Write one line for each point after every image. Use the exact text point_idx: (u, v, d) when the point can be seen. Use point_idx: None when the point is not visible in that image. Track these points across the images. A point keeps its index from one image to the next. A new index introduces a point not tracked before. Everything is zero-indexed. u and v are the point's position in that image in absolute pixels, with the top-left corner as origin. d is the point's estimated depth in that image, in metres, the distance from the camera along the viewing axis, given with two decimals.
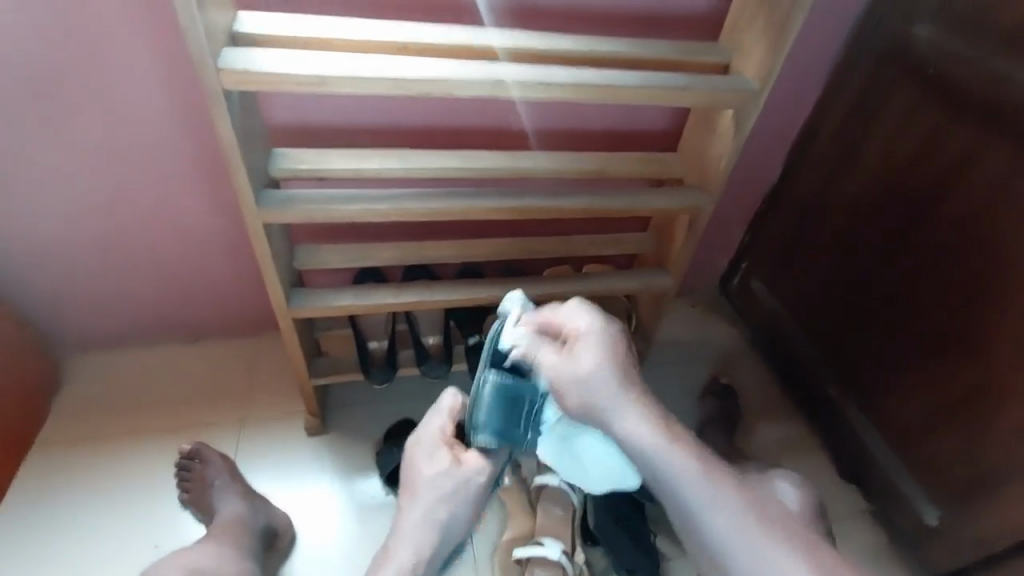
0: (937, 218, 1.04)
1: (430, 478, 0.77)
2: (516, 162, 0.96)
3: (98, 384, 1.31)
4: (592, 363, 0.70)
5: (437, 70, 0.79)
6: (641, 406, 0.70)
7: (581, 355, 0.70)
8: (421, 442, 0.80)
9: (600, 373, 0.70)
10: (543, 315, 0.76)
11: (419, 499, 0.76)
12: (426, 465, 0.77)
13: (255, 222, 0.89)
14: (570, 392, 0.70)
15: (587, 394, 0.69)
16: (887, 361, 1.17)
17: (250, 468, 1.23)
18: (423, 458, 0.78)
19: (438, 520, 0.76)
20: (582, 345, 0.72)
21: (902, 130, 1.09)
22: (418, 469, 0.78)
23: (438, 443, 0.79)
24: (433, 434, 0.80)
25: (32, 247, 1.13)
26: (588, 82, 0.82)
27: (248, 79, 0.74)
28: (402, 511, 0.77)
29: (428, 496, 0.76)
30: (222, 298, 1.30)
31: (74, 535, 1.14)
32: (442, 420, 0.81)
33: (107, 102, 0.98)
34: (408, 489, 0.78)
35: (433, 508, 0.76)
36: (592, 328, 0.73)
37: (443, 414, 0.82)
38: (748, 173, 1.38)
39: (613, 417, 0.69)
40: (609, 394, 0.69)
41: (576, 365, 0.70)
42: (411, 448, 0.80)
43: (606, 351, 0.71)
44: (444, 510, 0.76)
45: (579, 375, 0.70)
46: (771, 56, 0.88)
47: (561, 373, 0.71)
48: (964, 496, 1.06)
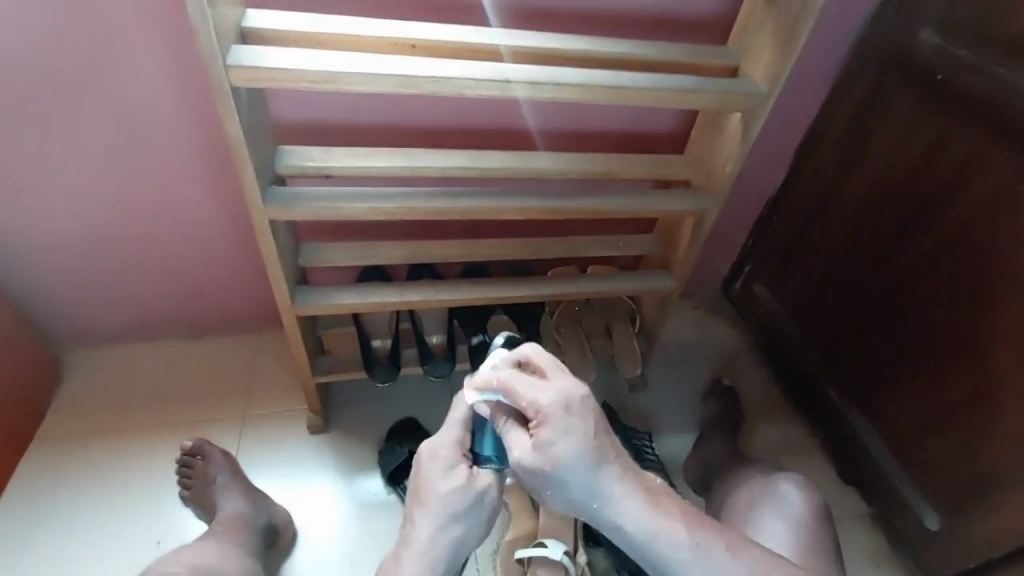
0: (939, 224, 1.04)
1: (444, 492, 0.67)
2: (524, 162, 0.96)
3: (99, 379, 1.31)
4: (560, 450, 0.62)
5: (446, 69, 0.79)
6: (625, 483, 0.67)
7: (551, 444, 0.63)
8: (437, 456, 0.69)
9: (570, 470, 0.63)
10: (500, 379, 0.66)
11: (432, 514, 0.67)
12: (441, 480, 0.68)
13: (261, 218, 0.89)
14: (546, 489, 0.65)
15: (563, 490, 0.64)
16: (888, 366, 1.17)
17: (252, 466, 1.22)
18: (437, 470, 0.68)
19: (450, 537, 0.68)
20: (547, 433, 0.63)
21: (905, 135, 1.09)
22: (430, 482, 0.68)
23: (455, 458, 0.69)
24: (447, 447, 0.69)
25: (35, 242, 1.13)
26: (597, 83, 0.82)
27: (257, 76, 0.74)
28: (412, 524, 0.69)
29: (441, 511, 0.67)
30: (225, 295, 1.30)
31: (75, 531, 1.13)
32: (457, 433, 0.71)
33: (113, 97, 0.98)
34: (417, 501, 0.69)
35: (445, 525, 0.68)
36: (555, 407, 0.63)
37: (457, 426, 0.71)
38: (752, 176, 1.38)
39: (599, 507, 0.66)
40: (583, 484, 0.64)
41: (542, 458, 0.63)
42: (421, 459, 0.70)
43: (573, 436, 0.63)
44: (456, 526, 0.68)
45: (549, 470, 0.63)
46: (780, 59, 0.88)
47: (529, 468, 0.64)
48: (964, 501, 1.06)
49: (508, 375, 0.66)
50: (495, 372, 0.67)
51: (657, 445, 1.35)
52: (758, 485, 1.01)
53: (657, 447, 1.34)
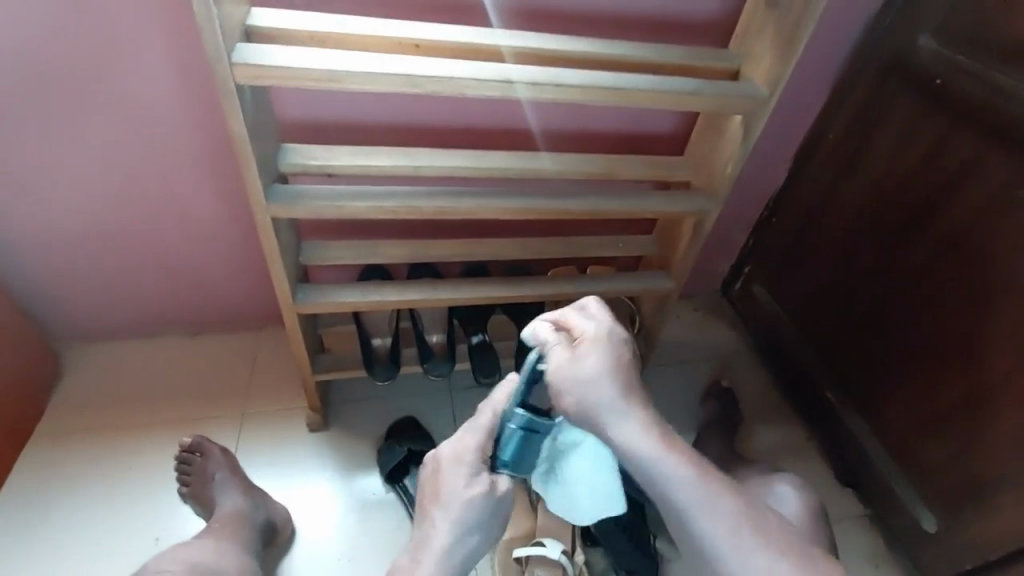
0: (937, 227, 1.05)
1: (465, 500, 0.65)
2: (525, 162, 0.96)
3: (99, 376, 1.31)
4: (593, 365, 0.69)
5: (448, 69, 0.79)
6: (640, 417, 0.69)
7: (588, 358, 0.69)
8: (458, 459, 0.67)
9: (602, 378, 0.69)
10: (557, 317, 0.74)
11: (450, 520, 0.66)
12: (463, 486, 0.66)
13: (263, 216, 0.89)
14: (569, 391, 0.68)
15: (586, 395, 0.68)
16: (886, 368, 1.18)
17: (250, 463, 1.23)
18: (459, 476, 0.66)
19: (468, 543, 0.67)
20: (588, 346, 0.70)
21: (904, 139, 1.09)
22: (450, 487, 0.66)
23: (476, 464, 0.66)
24: (468, 454, 0.67)
25: (37, 238, 1.13)
26: (598, 85, 0.83)
27: (261, 74, 0.74)
28: (428, 527, 0.67)
29: (461, 518, 0.66)
30: (225, 292, 1.30)
31: (74, 527, 1.14)
32: (479, 437, 0.67)
33: (116, 94, 0.98)
34: (435, 503, 0.67)
35: (462, 533, 0.66)
36: (599, 332, 0.71)
37: (480, 431, 0.67)
38: (752, 179, 1.39)
39: (611, 427, 0.68)
40: (608, 398, 0.68)
41: (581, 362, 0.69)
42: (441, 462, 0.67)
43: (608, 357, 0.70)
44: (474, 533, 0.67)
45: (583, 372, 0.68)
46: (781, 62, 0.89)
47: (566, 370, 0.68)
48: (961, 503, 1.07)
49: (561, 313, 0.74)
50: (553, 310, 0.75)
51: None
52: (755, 486, 1.02)
53: None
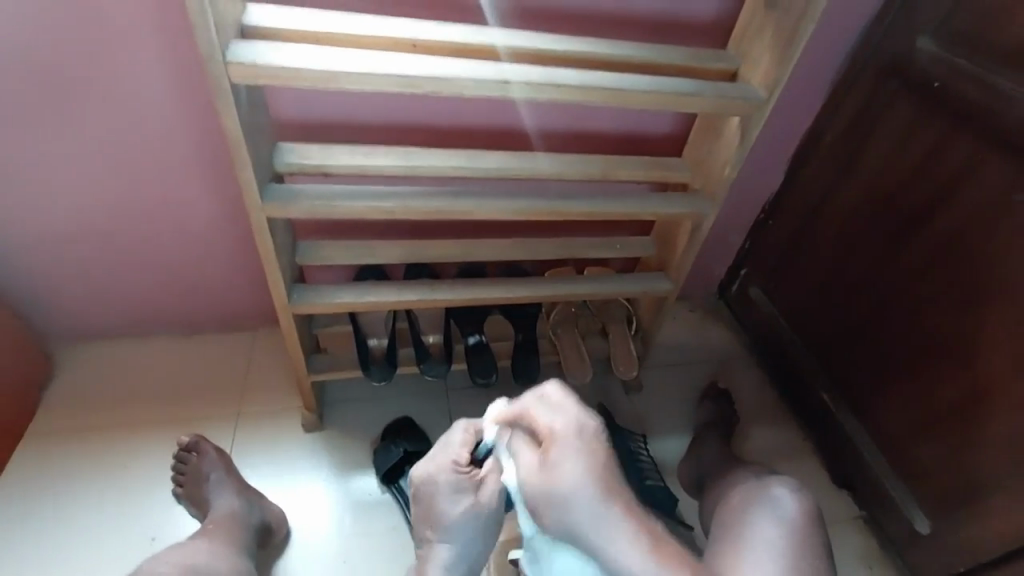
0: (933, 231, 1.05)
1: (455, 515, 0.75)
2: (521, 162, 0.95)
3: (91, 376, 1.30)
4: (568, 475, 0.61)
5: (445, 68, 0.79)
6: (630, 528, 0.62)
7: (559, 468, 0.61)
8: (435, 483, 0.75)
9: (581, 492, 0.61)
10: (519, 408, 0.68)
11: (449, 530, 0.76)
12: (447, 499, 0.75)
13: (258, 216, 0.89)
14: (546, 508, 0.62)
15: (567, 512, 0.61)
16: (879, 371, 1.18)
17: (247, 463, 1.22)
18: (443, 492, 0.74)
19: (471, 542, 0.77)
20: (556, 452, 0.62)
21: (902, 141, 1.09)
22: (441, 504, 0.75)
23: (455, 481, 0.74)
24: (446, 469, 0.74)
25: (29, 236, 1.12)
26: (597, 86, 0.82)
27: (256, 73, 0.74)
28: (432, 538, 0.78)
29: (451, 523, 0.76)
30: (221, 292, 1.29)
31: (66, 527, 1.13)
32: (453, 456, 0.75)
33: (109, 91, 0.97)
34: (432, 522, 0.77)
35: (461, 541, 0.77)
36: (567, 433, 0.63)
37: (454, 448, 0.75)
38: (750, 180, 1.39)
39: (599, 543, 0.61)
40: (592, 513, 0.61)
41: (551, 477, 0.61)
42: (425, 487, 0.75)
43: (585, 460, 0.62)
44: (465, 535, 0.76)
45: (552, 491, 0.61)
46: (779, 65, 0.88)
47: (537, 489, 0.62)
48: (955, 506, 1.07)
49: (528, 404, 0.68)
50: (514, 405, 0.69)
51: (652, 446, 1.35)
52: (752, 490, 1.01)
53: (652, 448, 1.35)
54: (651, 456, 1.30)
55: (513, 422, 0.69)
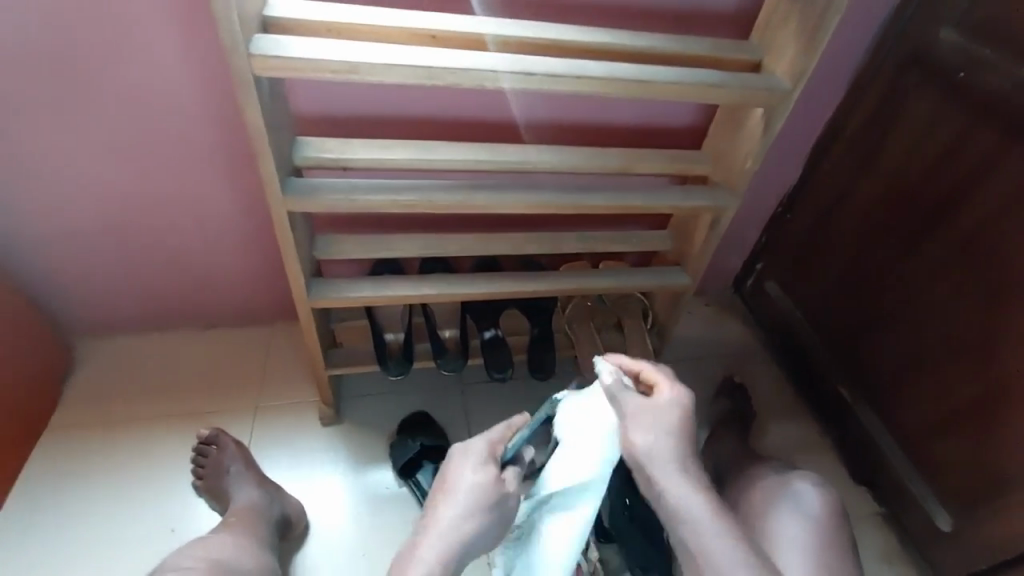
0: (953, 225, 1.04)
1: (470, 486, 0.69)
2: (541, 155, 0.95)
3: (110, 370, 1.31)
4: (671, 419, 0.71)
5: (467, 60, 0.78)
6: (696, 481, 0.71)
7: (666, 410, 0.71)
8: (468, 451, 0.73)
9: (669, 437, 0.71)
10: (625, 355, 0.77)
11: (454, 505, 0.69)
12: (469, 470, 0.71)
13: (278, 209, 0.89)
14: (641, 436, 0.70)
15: (655, 446, 0.70)
16: (899, 366, 1.17)
17: (265, 457, 1.23)
18: (469, 463, 0.71)
19: (468, 534, 0.68)
20: (665, 399, 0.72)
21: (921, 134, 1.08)
22: (460, 476, 0.71)
23: (485, 458, 0.72)
24: (480, 446, 0.73)
25: (50, 230, 1.13)
26: (620, 77, 0.81)
27: (279, 65, 0.73)
28: (434, 513, 0.70)
29: (463, 502, 0.69)
30: (238, 286, 1.30)
31: (87, 519, 1.14)
32: (492, 438, 0.74)
33: (129, 86, 0.97)
34: (443, 491, 0.71)
35: (461, 522, 0.68)
36: (676, 392, 0.73)
37: (492, 435, 0.75)
38: (769, 172, 1.37)
39: (667, 478, 0.70)
40: (669, 450, 0.70)
41: (659, 412, 0.71)
42: (453, 454, 0.73)
43: (684, 416, 0.72)
44: (470, 522, 0.68)
45: (652, 427, 0.70)
46: (805, 55, 0.87)
47: (642, 416, 0.71)
48: (977, 503, 1.05)
49: (641, 361, 0.76)
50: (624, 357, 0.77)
51: None
52: (771, 486, 1.00)
53: None
54: None
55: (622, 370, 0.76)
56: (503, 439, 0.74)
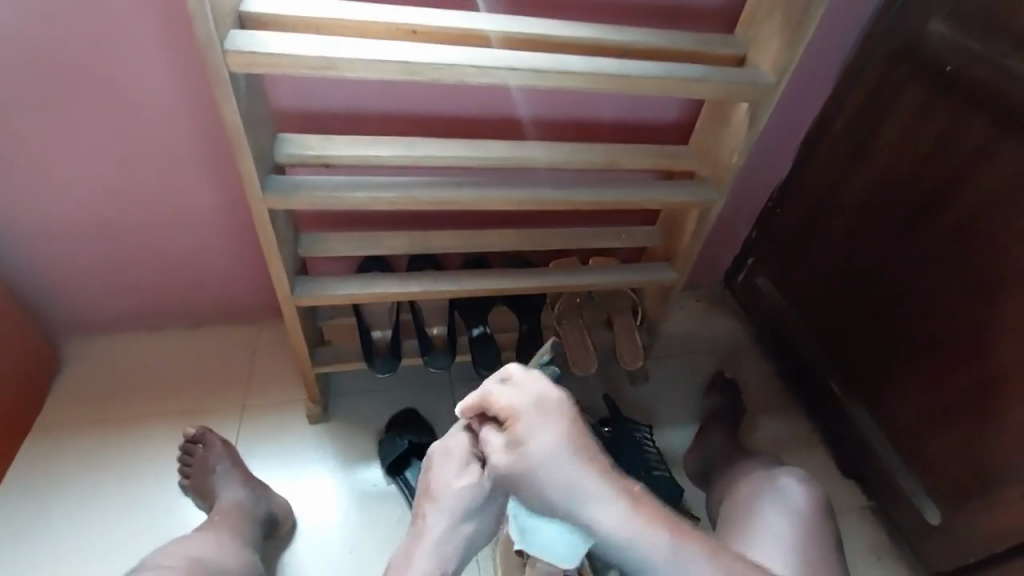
0: (945, 219, 1.03)
1: (456, 490, 0.68)
2: (525, 152, 0.94)
3: (96, 369, 1.30)
4: (541, 446, 0.57)
5: (445, 55, 0.77)
6: (619, 499, 0.58)
7: (530, 439, 0.58)
8: (449, 452, 0.69)
9: (556, 461, 0.57)
10: (478, 395, 0.64)
11: (442, 510, 0.68)
12: (456, 474, 0.68)
13: (259, 207, 0.88)
14: (521, 483, 0.58)
15: (544, 487, 0.57)
16: (891, 361, 1.17)
17: (253, 455, 1.22)
18: (452, 465, 0.69)
19: (464, 535, 0.68)
20: (524, 425, 0.58)
21: (913, 128, 1.07)
22: (445, 479, 0.68)
23: (469, 458, 0.68)
24: (461, 446, 0.69)
25: (31, 229, 1.12)
26: (601, 71, 0.80)
27: (255, 61, 0.72)
28: (423, 519, 0.69)
29: (453, 506, 0.67)
30: (225, 284, 1.29)
31: (73, 519, 1.14)
32: (474, 432, 0.70)
33: (107, 82, 0.96)
34: (429, 498, 0.69)
35: (456, 524, 0.68)
36: (528, 402, 0.60)
37: (471, 428, 0.70)
38: (758, 167, 1.36)
39: (587, 511, 0.57)
40: (575, 483, 0.57)
41: (526, 448, 0.57)
42: (435, 454, 0.70)
43: (561, 429, 0.58)
44: (464, 523, 0.68)
45: (526, 466, 0.57)
46: (789, 48, 0.86)
47: (502, 465, 0.59)
48: (967, 497, 1.06)
49: (488, 386, 0.64)
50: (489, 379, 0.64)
51: (658, 437, 1.35)
52: (759, 481, 1.00)
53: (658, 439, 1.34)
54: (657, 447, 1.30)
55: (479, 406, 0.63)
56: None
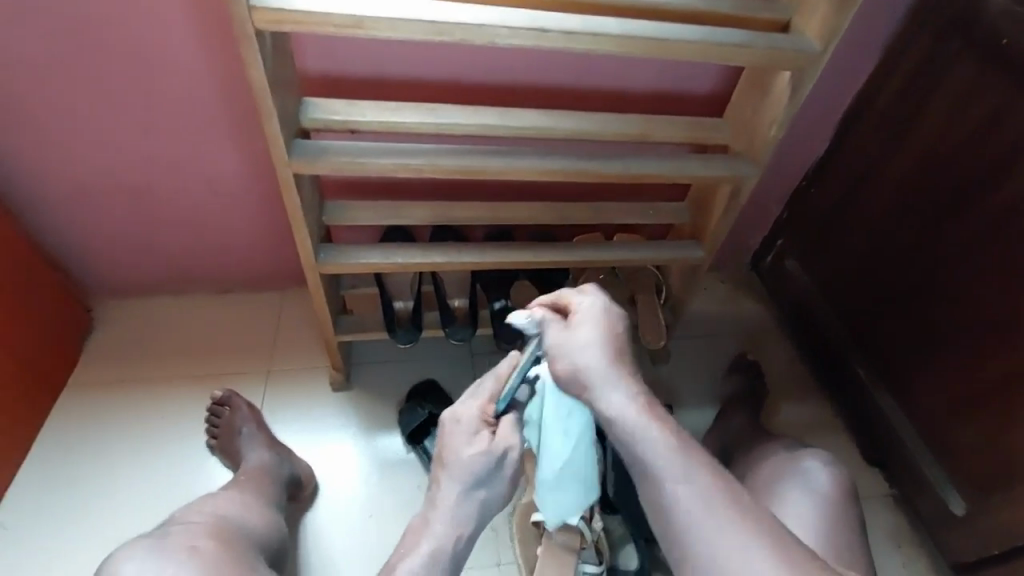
0: (989, 202, 0.98)
1: (467, 459, 0.72)
2: (552, 120, 0.91)
3: (125, 331, 1.34)
4: (591, 335, 0.70)
5: (476, 15, 0.74)
6: (631, 387, 0.68)
7: (581, 329, 0.70)
8: (459, 421, 0.74)
9: (595, 346, 0.70)
10: (555, 294, 0.75)
11: (454, 478, 0.72)
12: (465, 443, 0.73)
13: (284, 171, 0.87)
14: (564, 354, 0.70)
15: (578, 360, 0.69)
16: (923, 347, 1.13)
17: (278, 419, 1.25)
18: (461, 434, 0.73)
19: (476, 501, 0.73)
20: (581, 317, 0.72)
21: (959, 105, 1.01)
22: (455, 448, 0.73)
23: (478, 425, 0.74)
24: (471, 414, 0.74)
25: (62, 192, 1.14)
26: (638, 35, 0.77)
27: (281, 19, 0.71)
28: (437, 488, 0.73)
29: (463, 472, 0.72)
30: (250, 251, 1.31)
31: (106, 474, 1.18)
32: (481, 401, 0.75)
33: (133, 43, 0.95)
34: (441, 467, 0.73)
35: (468, 489, 0.72)
36: (594, 305, 0.72)
37: (480, 396, 0.75)
38: (793, 144, 1.31)
39: (601, 391, 0.68)
40: (601, 368, 0.69)
41: (578, 332, 0.70)
42: (445, 426, 0.75)
43: (606, 329, 0.71)
44: (475, 489, 0.72)
45: (574, 342, 0.70)
46: (838, 13, 0.81)
47: (559, 341, 0.71)
48: (995, 489, 1.03)
49: (558, 292, 0.76)
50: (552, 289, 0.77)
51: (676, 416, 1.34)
52: (781, 462, 0.99)
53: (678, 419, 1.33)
54: (677, 426, 1.29)
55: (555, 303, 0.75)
56: (492, 397, 0.75)
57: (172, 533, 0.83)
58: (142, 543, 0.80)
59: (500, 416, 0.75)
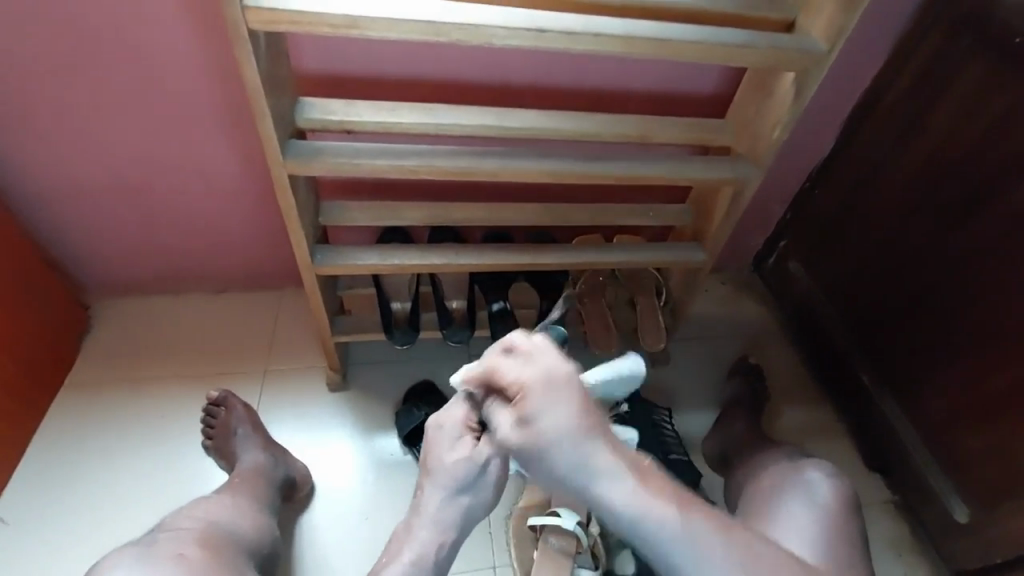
0: (999, 207, 0.96)
1: (450, 465, 0.70)
2: (551, 121, 0.90)
3: (122, 331, 1.33)
4: (552, 424, 0.59)
5: (474, 15, 0.73)
6: (628, 475, 0.62)
7: (540, 418, 0.60)
8: (441, 426, 0.72)
9: (568, 435, 0.59)
10: (486, 365, 0.65)
11: (438, 484, 0.72)
12: (450, 448, 0.71)
13: (280, 172, 0.86)
14: (539, 456, 0.61)
15: (554, 458, 0.60)
16: (928, 353, 1.11)
17: (274, 419, 1.24)
18: (445, 440, 0.71)
19: (461, 509, 0.72)
20: (534, 403, 0.60)
21: (969, 108, 1.00)
22: (439, 454, 0.71)
23: (462, 431, 0.71)
24: (455, 420, 0.71)
25: (58, 190, 1.13)
26: (640, 35, 0.75)
27: (276, 18, 0.69)
28: (422, 493, 0.73)
29: (447, 480, 0.71)
30: (247, 250, 1.30)
31: (101, 474, 1.18)
32: (468, 405, 0.72)
33: (128, 41, 0.94)
34: (426, 473, 0.73)
35: (452, 496, 0.71)
36: (539, 379, 0.60)
37: (467, 401, 0.73)
38: (798, 145, 1.29)
39: (595, 486, 0.61)
40: (587, 460, 0.60)
41: (536, 426, 0.60)
42: (429, 431, 0.73)
43: (568, 403, 0.60)
44: (460, 495, 0.72)
45: (537, 440, 0.60)
46: (844, 13, 0.79)
47: (517, 437, 0.61)
48: (1000, 498, 1.01)
49: (494, 359, 0.65)
50: (490, 351, 0.66)
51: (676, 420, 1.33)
52: (782, 471, 0.98)
53: (678, 422, 1.32)
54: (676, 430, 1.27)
55: (484, 378, 0.66)
56: None
57: (160, 541, 0.82)
58: (130, 550, 0.80)
59: (488, 421, 0.72)
